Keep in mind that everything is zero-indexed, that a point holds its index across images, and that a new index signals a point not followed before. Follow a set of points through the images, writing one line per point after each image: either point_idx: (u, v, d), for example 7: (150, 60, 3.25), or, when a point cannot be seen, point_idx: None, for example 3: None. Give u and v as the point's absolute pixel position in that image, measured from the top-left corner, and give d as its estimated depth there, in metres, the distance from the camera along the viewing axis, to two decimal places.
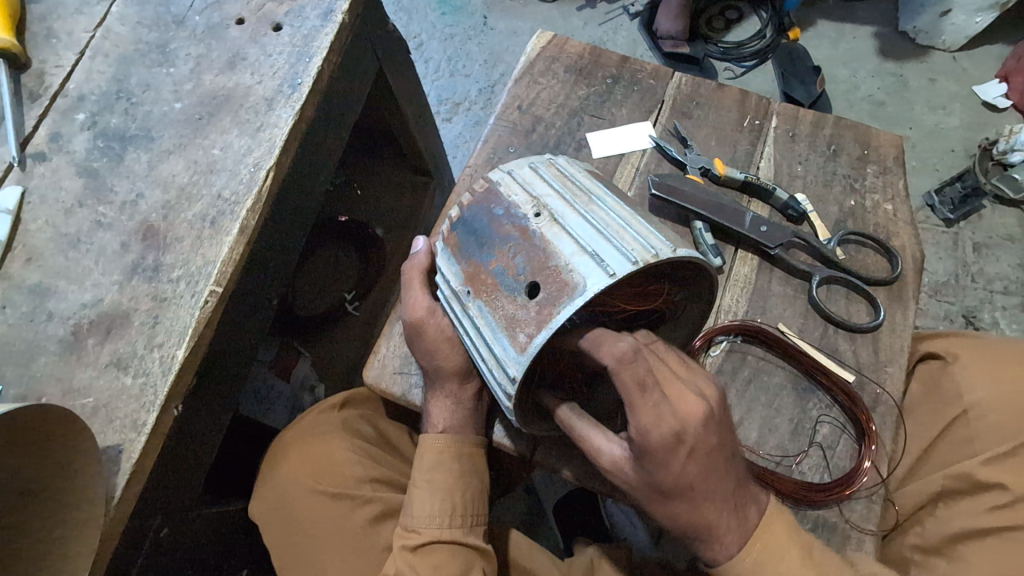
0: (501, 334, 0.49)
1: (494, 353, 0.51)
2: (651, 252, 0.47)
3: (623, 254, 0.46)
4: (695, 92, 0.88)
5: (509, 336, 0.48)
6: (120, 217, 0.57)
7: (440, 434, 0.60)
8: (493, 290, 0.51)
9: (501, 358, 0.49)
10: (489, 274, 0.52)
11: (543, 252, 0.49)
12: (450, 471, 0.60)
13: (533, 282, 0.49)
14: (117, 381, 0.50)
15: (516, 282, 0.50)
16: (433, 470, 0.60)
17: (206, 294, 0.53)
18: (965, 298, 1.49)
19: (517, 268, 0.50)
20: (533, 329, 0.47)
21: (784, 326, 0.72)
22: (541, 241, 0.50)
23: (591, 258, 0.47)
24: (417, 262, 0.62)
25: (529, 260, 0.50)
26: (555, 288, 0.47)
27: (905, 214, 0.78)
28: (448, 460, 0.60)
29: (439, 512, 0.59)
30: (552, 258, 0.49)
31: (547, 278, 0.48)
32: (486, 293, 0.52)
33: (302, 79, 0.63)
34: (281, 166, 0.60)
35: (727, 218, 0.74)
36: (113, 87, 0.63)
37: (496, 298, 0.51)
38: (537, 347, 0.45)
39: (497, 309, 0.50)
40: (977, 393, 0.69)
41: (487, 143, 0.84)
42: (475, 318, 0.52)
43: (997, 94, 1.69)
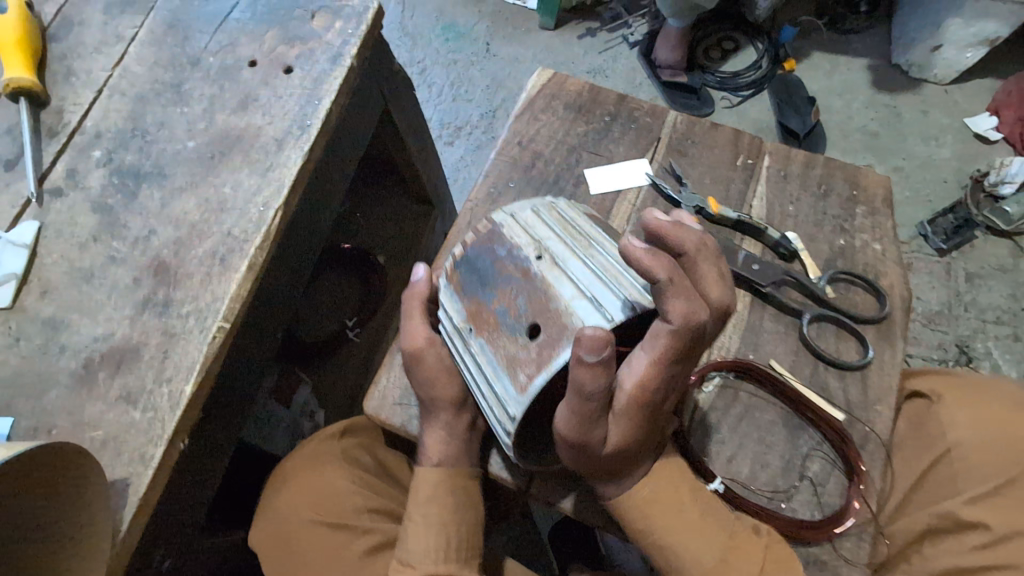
0: (502, 374, 0.51)
1: (494, 391, 0.52)
2: (648, 298, 0.49)
3: (621, 299, 0.49)
4: (690, 131, 0.91)
5: (509, 376, 0.50)
6: (132, 252, 0.59)
7: (435, 468, 0.61)
8: (494, 329, 0.53)
9: (502, 397, 0.51)
10: (491, 313, 0.54)
11: (544, 294, 0.51)
12: (444, 505, 0.60)
13: (534, 323, 0.51)
14: (126, 415, 0.52)
15: (517, 322, 0.52)
16: (429, 503, 0.60)
17: (214, 330, 0.55)
18: (958, 328, 1.51)
19: (518, 309, 0.52)
20: (533, 370, 0.49)
21: (775, 363, 0.74)
22: (543, 283, 0.52)
23: (592, 302, 0.49)
24: (418, 290, 0.63)
25: (530, 301, 0.52)
26: (555, 330, 0.49)
27: (893, 254, 0.81)
28: (442, 493, 0.60)
29: (432, 547, 0.58)
30: (553, 300, 0.51)
31: (547, 320, 0.50)
32: (488, 332, 0.54)
33: (311, 121, 0.65)
34: (290, 205, 0.62)
35: (719, 255, 0.76)
36: (128, 125, 0.66)
37: (497, 337, 0.52)
38: (538, 388, 0.48)
39: (498, 347, 0.52)
40: (962, 432, 0.70)
41: (488, 177, 0.87)
42: (477, 354, 0.54)
43: (987, 127, 1.73)
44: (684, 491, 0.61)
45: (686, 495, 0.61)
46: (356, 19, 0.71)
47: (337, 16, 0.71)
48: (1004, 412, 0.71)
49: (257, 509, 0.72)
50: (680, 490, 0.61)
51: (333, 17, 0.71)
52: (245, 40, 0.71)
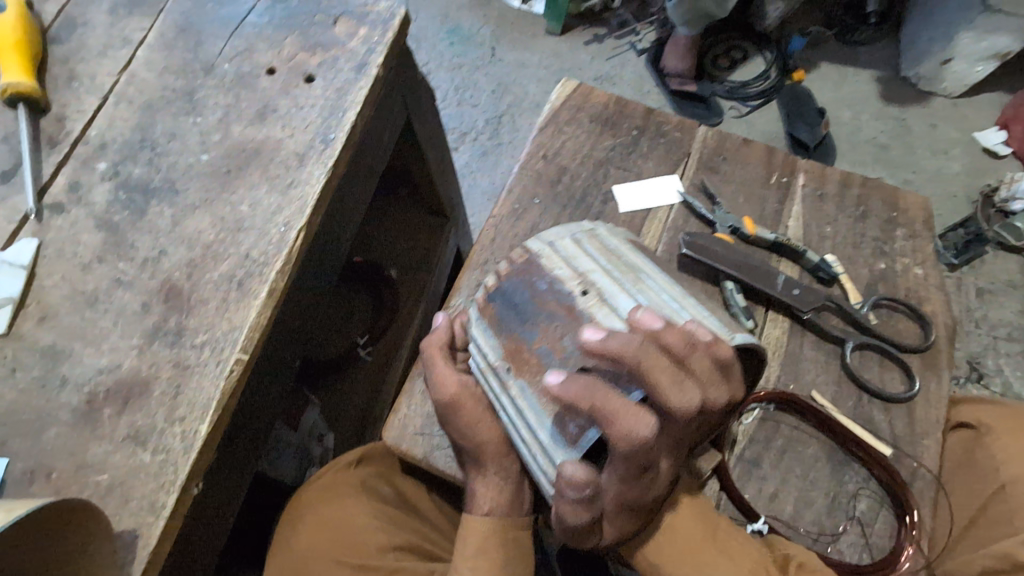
0: (548, 421, 0.48)
1: (537, 439, 0.49)
2: None
3: None
4: (721, 146, 0.88)
5: (557, 424, 0.47)
6: (141, 275, 0.55)
7: (486, 518, 0.56)
8: (537, 371, 0.50)
9: (547, 446, 0.48)
10: (533, 353, 0.50)
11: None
12: (497, 562, 0.55)
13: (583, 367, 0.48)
14: (135, 457, 0.47)
15: (563, 364, 0.48)
16: (475, 557, 0.55)
17: (232, 363, 0.51)
18: (970, 344, 1.48)
19: (565, 350, 0.49)
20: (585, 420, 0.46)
21: (818, 394, 0.70)
22: (590, 323, 0.49)
23: None
24: (436, 339, 0.58)
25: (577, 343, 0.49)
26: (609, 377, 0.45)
27: (935, 279, 0.78)
28: (491, 547, 0.55)
29: None
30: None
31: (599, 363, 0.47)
32: (530, 373, 0.50)
33: (335, 134, 0.61)
34: (312, 225, 0.57)
35: (758, 279, 0.73)
36: (136, 135, 0.61)
37: (542, 380, 0.49)
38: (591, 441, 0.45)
39: (544, 392, 0.49)
40: (1017, 466, 0.65)
41: (512, 192, 0.83)
42: (516, 397, 0.50)
43: (998, 141, 1.71)
44: (697, 532, 0.58)
45: (706, 533, 0.58)
46: (382, 26, 0.67)
47: (361, 22, 0.67)
48: None
49: (271, 548, 0.67)
50: (701, 529, 0.58)
51: (356, 23, 0.67)
52: (262, 46, 0.66)
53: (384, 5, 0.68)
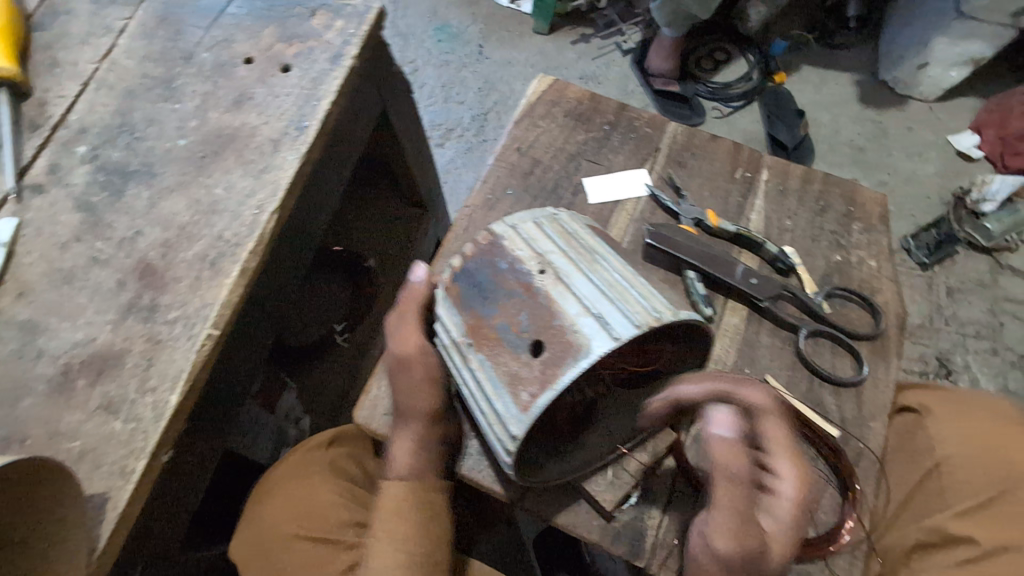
0: (504, 392, 0.50)
1: (494, 409, 0.51)
2: (654, 316, 0.48)
3: (627, 317, 0.47)
4: (689, 142, 0.91)
5: (510, 394, 0.49)
6: (117, 253, 0.57)
7: (398, 483, 0.60)
8: (496, 345, 0.52)
9: (502, 415, 0.50)
10: (491, 328, 0.53)
11: (548, 311, 0.50)
12: (416, 526, 0.59)
13: (537, 340, 0.50)
14: (107, 425, 0.49)
15: (519, 339, 0.51)
16: (388, 522, 0.59)
17: (203, 338, 0.53)
18: (940, 341, 1.53)
19: (521, 325, 0.51)
20: (536, 388, 0.48)
21: (772, 378, 0.74)
22: (546, 299, 0.51)
23: (596, 320, 0.48)
24: (414, 293, 0.64)
25: (532, 318, 0.51)
26: (560, 349, 0.48)
27: (888, 271, 0.81)
28: (403, 508, 0.59)
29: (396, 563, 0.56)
30: (557, 318, 0.49)
31: (551, 337, 0.49)
32: (488, 347, 0.52)
33: (308, 122, 0.63)
34: (284, 209, 0.60)
35: (718, 268, 0.76)
36: (115, 120, 0.63)
37: (499, 354, 0.51)
38: (540, 408, 0.46)
39: (500, 365, 0.51)
40: (952, 447, 0.70)
41: (486, 183, 0.85)
42: (477, 370, 0.53)
43: (971, 144, 1.76)
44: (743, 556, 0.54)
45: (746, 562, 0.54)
46: (357, 19, 0.69)
47: (337, 15, 0.69)
48: (991, 426, 0.70)
49: (241, 519, 0.69)
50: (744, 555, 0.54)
51: (332, 16, 0.69)
52: (240, 37, 0.68)
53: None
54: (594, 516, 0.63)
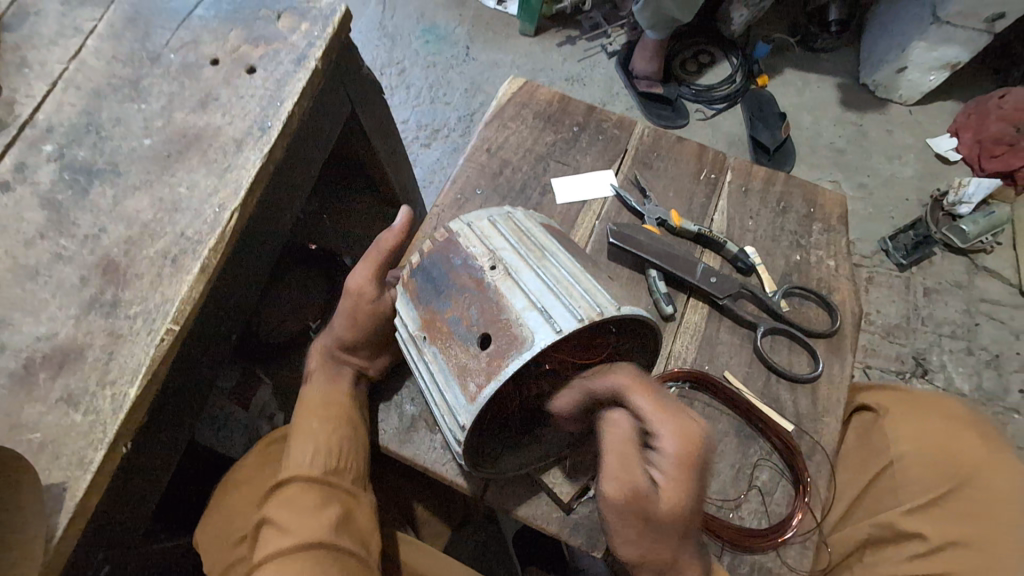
0: (454, 382, 0.52)
1: (446, 400, 0.53)
2: (597, 310, 0.50)
3: (570, 311, 0.49)
4: (656, 144, 0.93)
5: (459, 386, 0.51)
6: (80, 250, 0.58)
7: (311, 384, 0.69)
8: (448, 338, 0.53)
9: (453, 406, 0.52)
10: (444, 322, 0.54)
11: (496, 305, 0.52)
12: (322, 424, 0.65)
13: (485, 333, 0.51)
14: (67, 418, 0.51)
15: (468, 332, 0.52)
16: (303, 416, 0.67)
17: (162, 333, 0.54)
18: (916, 341, 1.56)
19: (471, 319, 0.52)
20: (483, 379, 0.49)
21: (730, 374, 0.76)
22: (495, 294, 0.52)
23: (541, 313, 0.49)
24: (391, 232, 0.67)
25: (482, 312, 0.52)
26: (505, 341, 0.49)
27: (846, 270, 0.83)
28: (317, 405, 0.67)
29: (307, 453, 0.64)
30: (504, 312, 0.51)
31: (498, 330, 0.50)
32: (441, 340, 0.54)
33: (272, 122, 0.64)
34: (247, 207, 0.61)
35: (679, 267, 0.78)
36: (83, 119, 0.64)
37: (450, 347, 0.53)
38: (485, 398, 0.48)
39: (451, 358, 0.52)
40: (905, 445, 0.71)
41: (456, 183, 0.87)
42: (430, 362, 0.54)
43: (949, 147, 1.79)
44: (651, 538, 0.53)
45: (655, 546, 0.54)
46: (323, 21, 0.71)
47: (303, 18, 0.71)
48: (941, 424, 0.73)
49: (212, 497, 0.71)
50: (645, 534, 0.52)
51: (298, 19, 0.71)
52: (208, 38, 0.70)
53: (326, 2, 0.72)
54: (553, 508, 0.65)
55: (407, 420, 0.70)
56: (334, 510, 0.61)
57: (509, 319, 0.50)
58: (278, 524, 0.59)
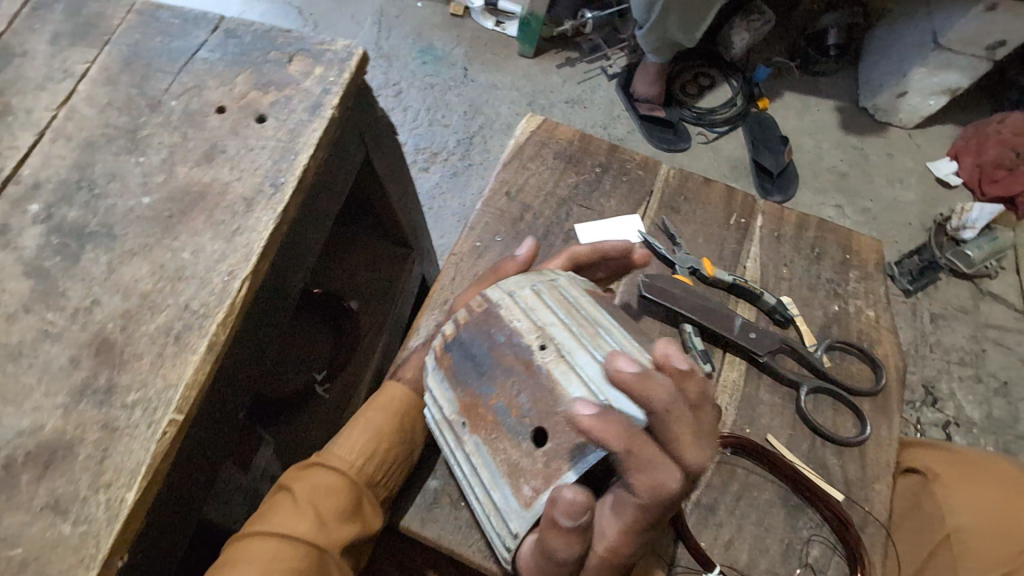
0: (502, 482, 0.47)
1: (492, 499, 0.49)
2: None
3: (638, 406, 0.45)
4: (683, 186, 0.88)
5: (511, 486, 0.47)
6: (70, 326, 0.52)
7: (400, 385, 0.62)
8: (493, 429, 0.49)
9: (501, 508, 0.48)
10: (488, 409, 0.49)
11: (550, 394, 0.47)
12: (391, 433, 0.58)
13: (539, 427, 0.47)
14: (54, 529, 0.44)
15: (520, 425, 0.47)
16: (377, 406, 0.59)
17: (165, 424, 0.48)
18: (925, 368, 1.53)
19: (521, 408, 0.48)
20: (539, 483, 0.45)
21: (773, 438, 0.71)
22: (548, 380, 0.48)
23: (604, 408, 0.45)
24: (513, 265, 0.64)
25: (534, 401, 0.47)
26: (564, 439, 0.45)
27: (886, 321, 0.79)
28: (392, 407, 0.60)
29: (360, 447, 0.56)
30: (561, 403, 0.46)
31: (556, 426, 0.46)
32: (485, 430, 0.49)
33: (284, 178, 0.59)
34: (258, 274, 0.55)
35: (716, 322, 0.73)
36: (73, 174, 0.58)
37: (497, 440, 0.48)
38: (544, 506, 0.44)
39: (499, 453, 0.48)
40: (963, 516, 0.65)
41: (473, 229, 0.82)
42: (471, 454, 0.50)
43: (949, 171, 1.78)
44: None
45: None
46: (338, 66, 0.66)
47: (316, 61, 0.66)
48: (1000, 493, 0.67)
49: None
50: None
51: (311, 62, 0.66)
52: (212, 84, 0.64)
53: (342, 44, 0.67)
54: None
55: (428, 496, 0.63)
56: (353, 525, 0.53)
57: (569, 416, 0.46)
58: (306, 504, 0.52)
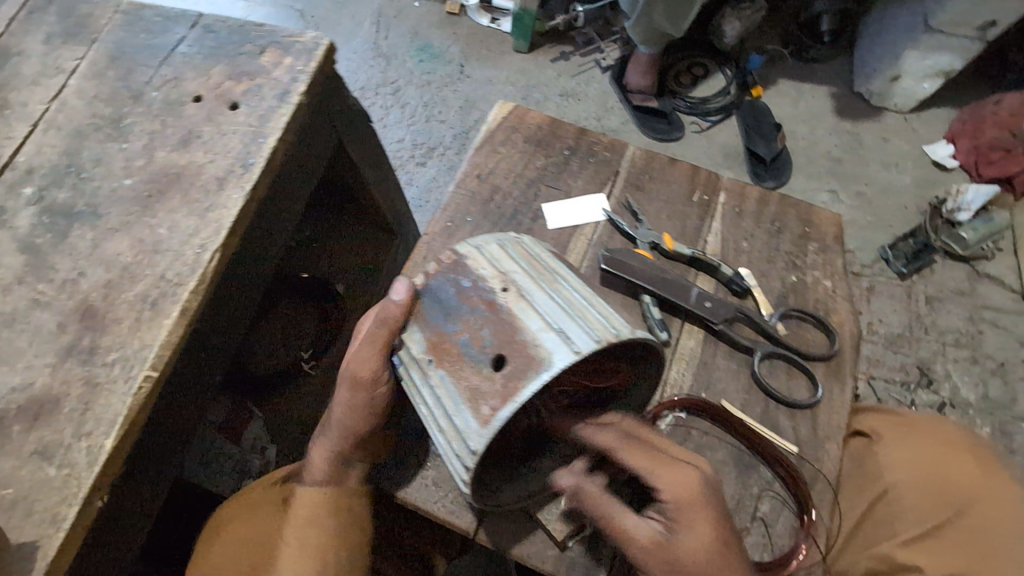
0: (465, 407, 0.50)
1: (454, 424, 0.51)
2: (612, 332, 0.50)
3: (587, 332, 0.49)
4: (648, 166, 0.92)
5: (471, 409, 0.50)
6: (58, 296, 0.57)
7: (314, 490, 0.67)
8: (458, 361, 0.53)
9: (463, 431, 0.50)
10: (454, 344, 0.54)
11: (510, 326, 0.51)
12: (330, 550, 0.63)
13: (499, 355, 0.51)
14: (40, 473, 0.49)
15: (482, 353, 0.51)
16: (305, 530, 0.64)
17: (140, 380, 0.53)
18: (919, 350, 1.51)
19: (484, 341, 0.52)
20: (498, 402, 0.48)
21: (727, 402, 0.74)
22: (508, 315, 0.52)
23: (557, 334, 0.49)
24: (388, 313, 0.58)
25: (495, 333, 0.52)
26: (521, 361, 0.49)
27: (843, 291, 0.82)
28: (320, 520, 0.65)
29: (308, 571, 0.62)
30: (519, 333, 0.51)
31: (513, 351, 0.50)
32: (451, 363, 0.53)
33: (254, 159, 0.64)
34: (228, 247, 0.60)
35: (673, 292, 0.76)
36: (63, 160, 0.64)
37: (461, 370, 0.52)
38: (502, 421, 0.47)
39: (462, 380, 0.51)
40: (901, 471, 0.68)
41: (446, 210, 0.86)
42: (438, 387, 0.53)
43: (946, 154, 1.76)
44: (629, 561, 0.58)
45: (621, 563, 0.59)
46: (307, 55, 0.70)
47: (287, 52, 0.70)
48: (937, 450, 0.69)
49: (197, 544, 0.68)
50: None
51: (282, 53, 0.70)
52: (190, 75, 0.69)
53: (310, 35, 0.72)
54: (548, 545, 0.64)
55: (395, 457, 0.67)
56: None
57: (528, 348, 0.49)
58: None
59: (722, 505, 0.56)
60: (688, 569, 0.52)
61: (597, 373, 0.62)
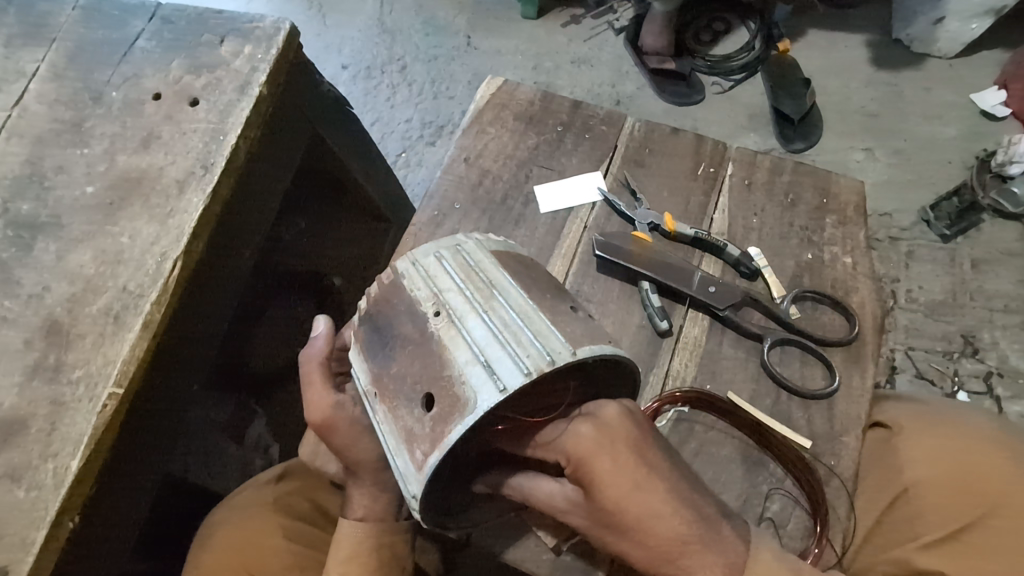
0: (400, 448, 0.47)
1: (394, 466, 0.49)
2: (547, 359, 0.46)
3: (516, 364, 0.45)
4: (648, 139, 0.85)
5: (407, 452, 0.47)
6: (24, 311, 0.56)
7: (357, 524, 0.59)
8: (393, 398, 0.49)
9: (402, 473, 0.47)
10: (389, 379, 0.50)
11: (439, 360, 0.48)
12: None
13: (429, 393, 0.47)
14: (9, 495, 0.49)
15: (413, 391, 0.48)
16: (348, 563, 0.59)
17: (105, 398, 0.52)
18: (963, 318, 1.34)
19: (415, 376, 0.48)
20: (428, 447, 0.45)
21: (735, 394, 0.68)
22: (437, 346, 0.48)
23: (485, 369, 0.45)
24: (314, 353, 0.58)
25: (425, 368, 0.48)
26: (448, 404, 0.46)
27: (865, 268, 0.74)
28: (361, 554, 0.59)
29: None
30: (448, 368, 0.47)
31: (441, 390, 0.47)
32: (388, 399, 0.49)
33: (215, 159, 0.61)
34: (191, 254, 0.58)
35: (672, 278, 0.71)
36: (26, 170, 0.62)
37: (396, 408, 0.49)
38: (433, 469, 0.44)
39: (397, 420, 0.48)
40: (923, 470, 0.63)
41: (432, 199, 0.80)
42: (377, 425, 0.50)
43: (996, 102, 1.55)
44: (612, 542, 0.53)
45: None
46: (267, 42, 0.66)
47: (247, 40, 0.67)
48: (964, 446, 0.63)
49: (190, 548, 0.67)
50: None
51: (242, 42, 0.66)
52: (149, 72, 0.66)
53: (271, 21, 0.67)
54: (543, 550, 0.61)
55: None
56: None
57: (454, 388, 0.46)
58: None
59: (628, 444, 0.49)
60: (613, 514, 0.48)
61: (559, 388, 0.53)
